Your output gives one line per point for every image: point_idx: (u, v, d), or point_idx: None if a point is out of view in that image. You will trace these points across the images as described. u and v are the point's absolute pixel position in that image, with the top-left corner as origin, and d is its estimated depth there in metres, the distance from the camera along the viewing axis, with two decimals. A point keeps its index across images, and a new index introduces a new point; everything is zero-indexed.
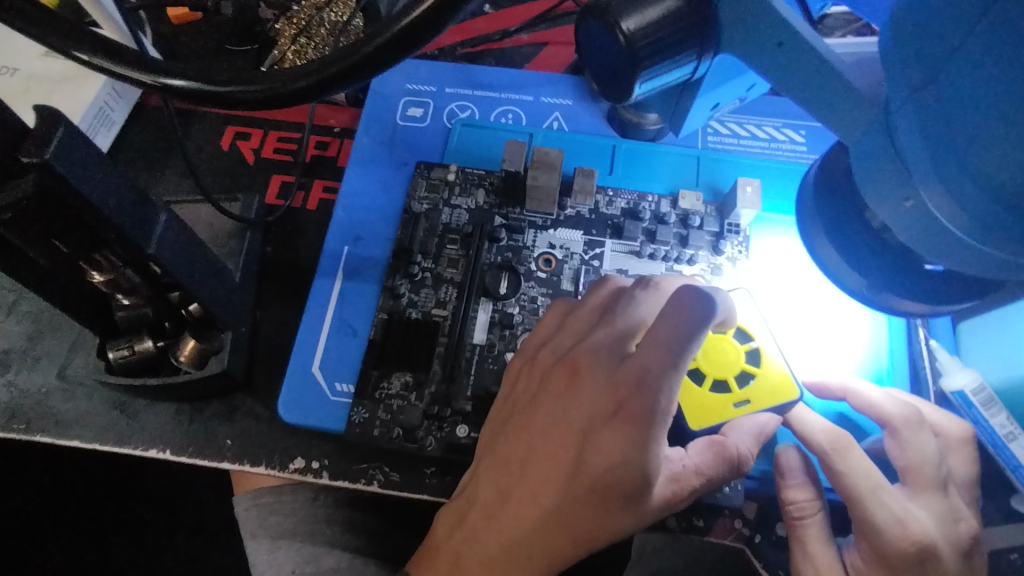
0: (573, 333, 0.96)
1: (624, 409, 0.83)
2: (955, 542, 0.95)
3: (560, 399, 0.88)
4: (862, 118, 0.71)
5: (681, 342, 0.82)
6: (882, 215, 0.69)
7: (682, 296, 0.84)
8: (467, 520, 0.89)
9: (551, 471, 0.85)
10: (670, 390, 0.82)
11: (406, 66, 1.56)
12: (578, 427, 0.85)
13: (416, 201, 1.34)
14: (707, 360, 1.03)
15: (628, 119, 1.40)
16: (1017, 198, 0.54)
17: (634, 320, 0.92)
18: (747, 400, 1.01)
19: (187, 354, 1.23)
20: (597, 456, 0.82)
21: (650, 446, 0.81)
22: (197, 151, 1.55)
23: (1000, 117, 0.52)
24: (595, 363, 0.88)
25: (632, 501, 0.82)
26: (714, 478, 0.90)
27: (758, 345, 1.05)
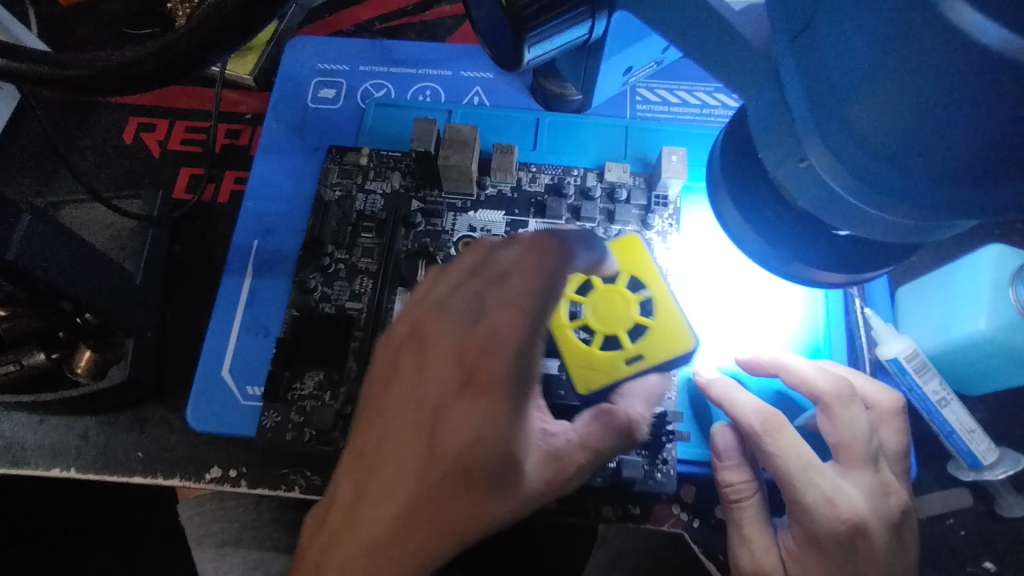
0: (435, 294, 0.82)
1: (474, 377, 0.75)
2: (884, 518, 0.92)
3: (410, 375, 0.79)
4: (755, 76, 0.65)
5: (532, 297, 0.76)
6: (780, 178, 0.63)
7: (537, 245, 0.77)
8: (328, 523, 0.79)
9: (406, 458, 0.76)
10: (523, 353, 0.75)
11: (317, 43, 1.48)
12: (427, 406, 0.77)
13: (328, 187, 1.25)
14: (596, 316, 1.02)
15: (549, 90, 1.32)
16: (898, 147, 0.50)
17: (496, 275, 0.79)
18: (640, 355, 1.00)
19: (84, 365, 1.12)
20: (453, 437, 0.75)
21: (512, 419, 0.75)
22: (95, 144, 1.44)
23: (884, 55, 0.47)
24: (440, 327, 0.79)
25: (498, 482, 0.75)
26: (604, 449, 0.85)
27: (651, 293, 1.03)
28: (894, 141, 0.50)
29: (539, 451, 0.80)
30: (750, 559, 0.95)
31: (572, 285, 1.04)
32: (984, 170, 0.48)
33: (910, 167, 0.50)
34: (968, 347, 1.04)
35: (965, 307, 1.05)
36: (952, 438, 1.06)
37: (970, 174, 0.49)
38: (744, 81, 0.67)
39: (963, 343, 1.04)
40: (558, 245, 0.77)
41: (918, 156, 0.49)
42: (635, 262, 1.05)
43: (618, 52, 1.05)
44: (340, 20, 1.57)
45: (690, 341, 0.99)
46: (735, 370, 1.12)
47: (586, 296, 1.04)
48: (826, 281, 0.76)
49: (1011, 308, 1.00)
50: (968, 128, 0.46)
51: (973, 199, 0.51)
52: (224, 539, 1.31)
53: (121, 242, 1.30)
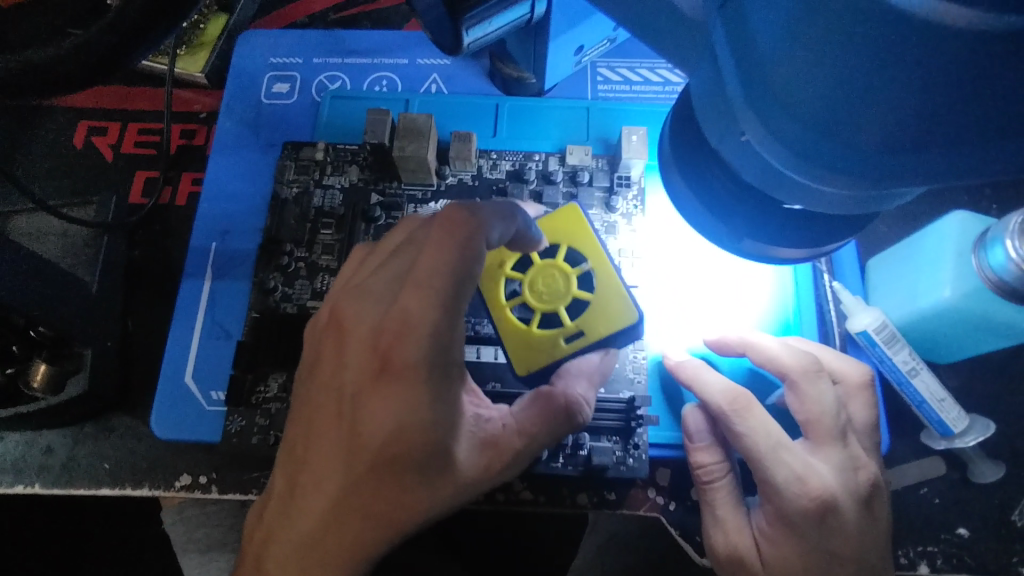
0: (357, 277, 0.83)
1: (388, 365, 0.72)
2: (856, 493, 0.90)
3: (331, 363, 0.77)
4: (693, 49, 0.63)
5: (443, 276, 0.72)
6: (724, 154, 0.61)
7: (448, 219, 0.74)
8: (264, 518, 0.80)
9: (329, 450, 0.75)
10: (433, 336, 0.71)
11: (269, 37, 1.44)
12: (346, 395, 0.75)
13: (285, 185, 1.22)
14: (533, 293, 1.00)
15: (507, 74, 1.29)
16: (833, 117, 0.48)
17: (412, 252, 0.77)
18: (579, 331, 0.97)
19: (39, 379, 1.10)
20: (372, 425, 0.72)
21: (430, 403, 0.72)
22: (45, 151, 1.40)
23: (812, 13, 0.45)
24: (358, 312, 0.76)
25: (426, 470, 0.73)
26: (539, 437, 0.81)
27: (591, 266, 1.01)
28: (827, 112, 0.48)
29: (471, 437, 0.78)
30: (724, 541, 0.94)
31: (507, 261, 1.02)
32: (920, 134, 0.46)
33: (847, 136, 0.49)
34: (936, 316, 1.03)
35: (932, 274, 1.03)
36: (923, 408, 1.06)
37: (908, 139, 0.47)
38: (686, 53, 0.64)
39: (931, 312, 1.03)
40: (467, 216, 0.74)
41: (853, 124, 0.48)
42: (568, 233, 1.03)
43: (563, 31, 1.05)
44: (294, 12, 1.54)
45: (638, 313, 0.97)
46: (704, 352, 1.10)
47: (524, 273, 1.01)
48: (786, 257, 0.74)
49: (975, 274, 0.97)
50: (899, 92, 0.44)
51: (914, 165, 0.49)
52: (208, 545, 1.29)
53: (76, 251, 1.27)
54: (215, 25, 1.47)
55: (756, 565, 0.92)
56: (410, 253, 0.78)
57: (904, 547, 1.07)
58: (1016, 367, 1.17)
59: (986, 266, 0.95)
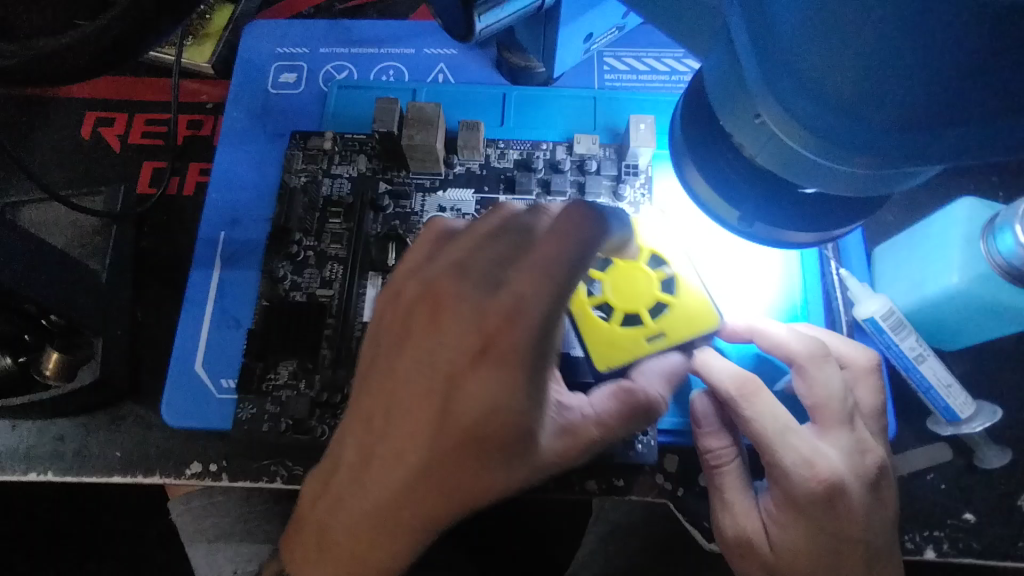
0: (447, 256, 0.79)
1: (491, 347, 0.73)
2: (864, 477, 0.90)
3: (424, 339, 0.76)
4: (704, 32, 0.64)
5: (563, 265, 0.72)
6: (738, 137, 0.61)
7: (570, 212, 0.72)
8: (332, 483, 0.80)
9: (420, 423, 0.75)
10: (545, 325, 0.72)
11: (275, 27, 1.44)
12: (441, 372, 0.75)
13: (293, 174, 1.23)
14: (616, 294, 1.02)
15: (514, 63, 1.29)
16: (848, 96, 0.48)
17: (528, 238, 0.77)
18: (661, 333, 0.99)
19: (52, 367, 1.09)
20: (466, 404, 0.73)
21: (528, 387, 0.73)
22: (53, 142, 1.40)
23: None
24: (458, 293, 0.76)
25: (509, 452, 0.74)
26: (617, 431, 0.83)
27: (672, 272, 1.03)
28: (843, 90, 0.48)
29: (552, 424, 0.79)
30: (732, 523, 0.95)
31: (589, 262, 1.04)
32: (936, 110, 0.47)
33: (862, 116, 0.49)
34: (944, 302, 1.04)
35: (939, 260, 1.04)
36: (930, 394, 1.07)
37: (924, 116, 0.47)
38: (697, 38, 0.65)
39: (938, 298, 1.04)
40: (588, 212, 0.72)
41: (866, 103, 0.48)
42: (649, 238, 1.05)
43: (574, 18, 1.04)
44: (300, 2, 1.54)
45: (721, 321, 1.00)
46: (711, 338, 1.11)
47: (606, 273, 1.03)
48: (797, 241, 0.75)
49: (983, 259, 0.98)
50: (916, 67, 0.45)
51: (928, 144, 0.49)
52: (217, 535, 1.29)
53: (85, 240, 1.27)
54: (221, 14, 1.48)
55: (763, 549, 0.93)
56: (520, 237, 0.77)
57: (910, 532, 1.08)
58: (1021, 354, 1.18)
59: (995, 252, 0.96)
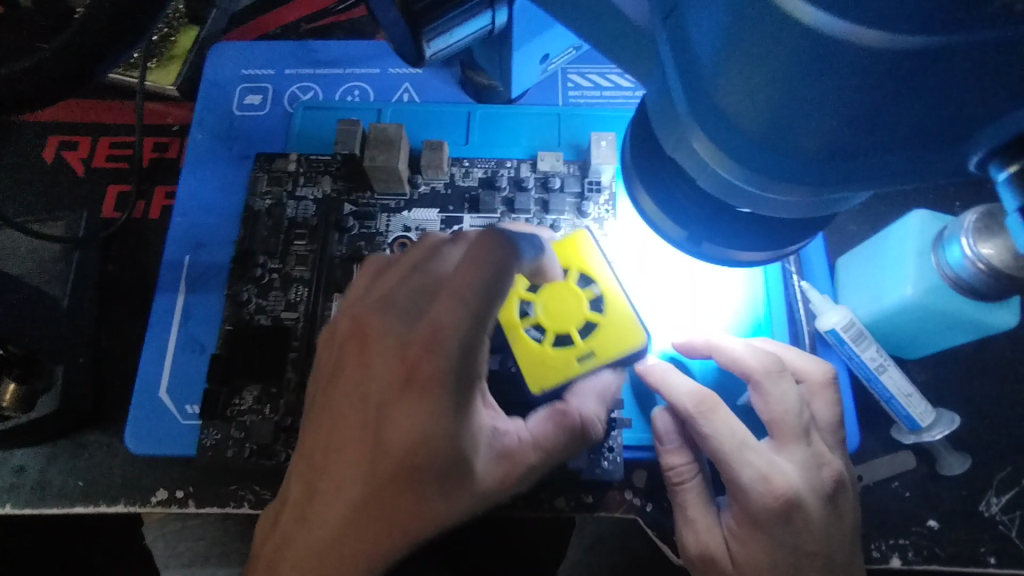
0: (376, 290, 0.81)
1: (414, 376, 0.72)
2: (820, 490, 0.91)
3: (354, 373, 0.77)
4: (642, 60, 0.64)
5: (476, 292, 0.72)
6: (678, 163, 0.62)
7: (481, 241, 0.73)
8: (279, 523, 0.80)
9: (353, 454, 0.76)
10: (462, 351, 0.72)
11: (240, 48, 1.44)
12: (372, 403, 0.76)
13: (258, 196, 1.22)
14: (547, 314, 1.00)
15: (479, 83, 1.30)
16: (771, 127, 0.49)
17: (439, 271, 0.79)
18: (591, 352, 0.98)
19: (5, 398, 1.08)
20: (395, 434, 0.73)
21: (450, 416, 0.72)
22: (16, 167, 1.39)
23: (736, 31, 0.46)
24: (383, 324, 0.77)
25: (448, 482, 0.74)
26: (554, 454, 0.83)
27: (601, 290, 1.02)
28: (767, 123, 0.49)
29: (488, 449, 0.79)
30: (695, 540, 0.96)
31: (521, 284, 1.02)
32: (855, 141, 0.48)
33: (788, 146, 0.50)
34: (902, 314, 1.05)
35: (895, 272, 1.05)
36: (891, 404, 1.08)
37: (846, 146, 0.48)
38: (638, 63, 0.65)
39: (896, 309, 1.05)
40: (501, 242, 0.73)
41: (789, 134, 0.49)
42: (580, 257, 1.03)
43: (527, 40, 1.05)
44: (266, 23, 1.54)
45: (649, 336, 0.99)
46: (674, 353, 1.11)
47: (538, 294, 1.02)
48: (749, 259, 0.76)
49: (935, 272, 0.99)
50: (829, 104, 0.45)
51: (855, 170, 0.50)
52: (191, 559, 1.29)
53: (46, 267, 1.26)
54: (186, 36, 1.46)
55: (726, 565, 0.94)
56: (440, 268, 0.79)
57: (875, 540, 1.09)
58: (980, 361, 1.20)
59: (945, 265, 0.98)
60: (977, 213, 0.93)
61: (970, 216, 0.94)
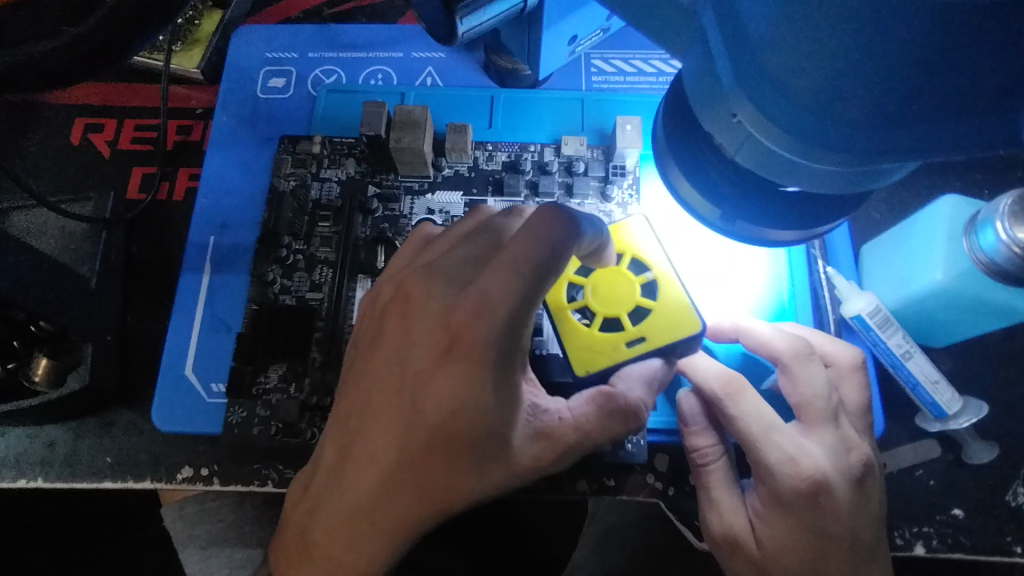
0: (424, 259, 0.80)
1: (456, 343, 0.71)
2: (848, 473, 0.91)
3: (396, 339, 0.76)
4: (682, 36, 0.64)
5: (532, 264, 0.70)
6: (718, 137, 0.62)
7: (544, 214, 0.71)
8: (313, 486, 0.81)
9: (390, 421, 0.75)
10: (509, 324, 0.70)
11: (264, 32, 1.44)
12: (409, 371, 0.75)
13: (282, 178, 1.23)
14: (598, 299, 1.01)
15: (502, 67, 1.29)
16: (821, 95, 0.49)
17: (498, 243, 0.78)
18: (641, 338, 0.98)
19: (40, 373, 1.11)
20: (432, 403, 0.73)
21: (489, 389, 0.72)
22: (42, 149, 1.40)
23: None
24: (429, 291, 0.75)
25: (482, 455, 0.74)
26: (594, 436, 0.80)
27: (655, 276, 1.02)
28: (819, 89, 0.49)
29: (527, 428, 0.78)
30: (719, 521, 0.96)
31: (572, 267, 1.03)
32: (905, 110, 0.48)
33: (837, 112, 0.50)
34: (930, 299, 1.04)
35: (924, 258, 1.04)
36: (917, 391, 1.07)
37: (897, 111, 0.48)
38: (678, 38, 0.65)
39: (925, 295, 1.04)
40: (563, 219, 0.71)
41: (839, 102, 0.49)
42: (632, 243, 1.04)
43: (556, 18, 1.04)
44: (289, 7, 1.54)
45: (703, 324, 0.97)
46: (699, 338, 1.11)
47: (587, 279, 1.02)
48: (779, 239, 0.76)
49: (966, 257, 0.98)
50: (885, 66, 0.45)
51: (903, 139, 0.50)
52: (210, 541, 1.29)
53: (74, 246, 1.28)
54: (210, 21, 1.48)
55: (750, 546, 0.94)
56: (496, 238, 0.78)
57: (899, 528, 1.08)
58: (1007, 351, 1.19)
59: (977, 249, 0.96)
60: (1011, 197, 0.91)
61: (1005, 200, 0.92)
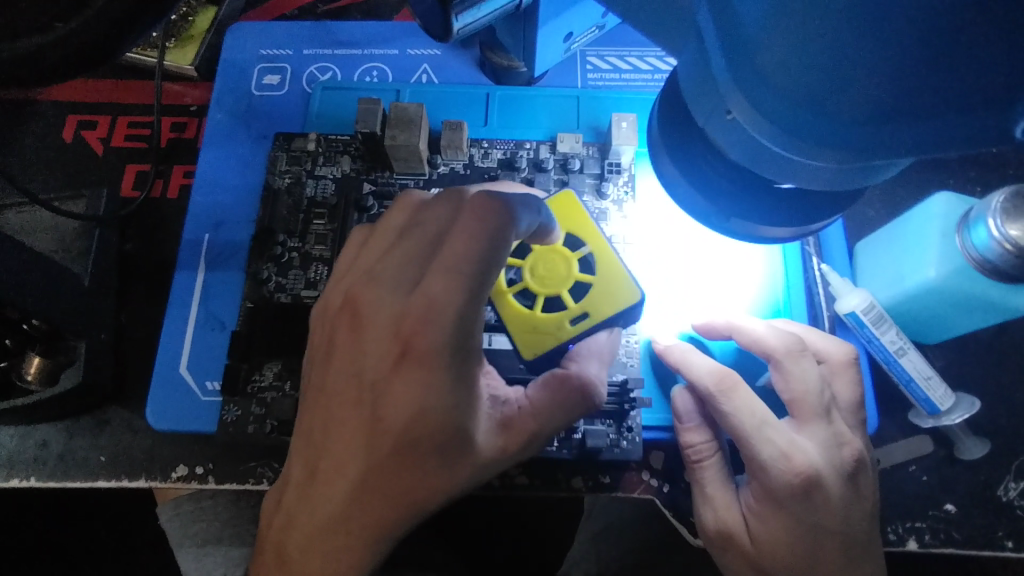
0: (364, 262, 0.80)
1: (409, 349, 0.71)
2: (840, 468, 0.92)
3: (349, 348, 0.76)
4: (676, 33, 0.65)
5: (472, 262, 0.70)
6: (712, 133, 0.62)
7: (478, 205, 0.71)
8: (283, 505, 0.81)
9: (348, 433, 0.75)
10: (458, 321, 0.70)
11: (259, 28, 1.44)
12: (366, 381, 0.74)
13: (277, 175, 1.22)
14: (535, 278, 0.97)
15: (497, 63, 1.30)
16: (818, 91, 0.50)
17: (429, 234, 0.76)
18: (585, 314, 0.96)
19: (32, 372, 1.12)
20: (392, 411, 0.72)
21: (448, 389, 0.71)
22: (35, 146, 1.39)
23: None
24: (375, 296, 0.74)
25: (471, 463, 0.74)
26: (552, 420, 0.81)
27: (591, 250, 0.99)
28: (813, 83, 0.49)
29: (488, 418, 0.78)
30: (713, 517, 0.96)
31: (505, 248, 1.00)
32: (899, 106, 0.48)
33: (829, 108, 0.50)
34: (922, 295, 1.05)
35: (917, 254, 1.05)
36: (910, 387, 1.08)
37: (889, 108, 0.49)
38: (672, 36, 0.66)
39: (918, 292, 1.05)
40: (499, 207, 0.72)
41: (833, 96, 0.49)
42: (569, 217, 1.01)
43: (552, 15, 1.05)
44: (284, 3, 1.54)
45: (640, 293, 0.96)
46: (693, 335, 1.11)
47: (524, 259, 0.99)
48: (773, 236, 0.76)
49: (959, 254, 0.99)
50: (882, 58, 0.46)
51: (896, 135, 0.51)
52: (205, 539, 1.29)
53: (69, 245, 1.27)
54: (204, 17, 1.47)
55: (744, 542, 0.94)
56: (434, 229, 0.76)
57: (892, 523, 1.09)
58: (998, 347, 1.20)
59: (970, 247, 0.97)
60: (1004, 194, 0.92)
61: (997, 196, 0.93)
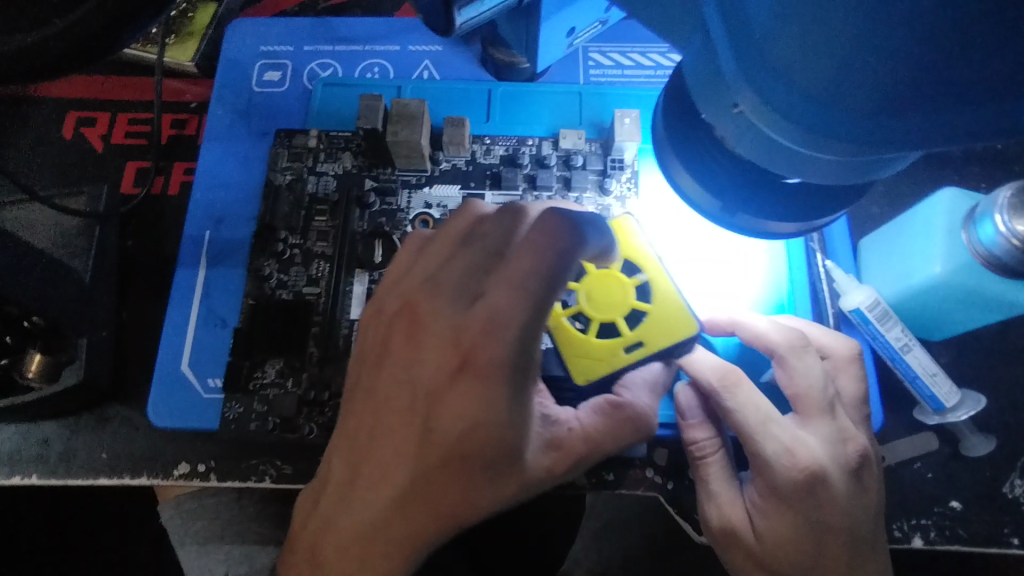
0: (424, 271, 0.79)
1: (469, 362, 0.71)
2: (845, 464, 0.91)
3: (403, 357, 0.75)
4: (681, 27, 0.64)
5: (537, 277, 0.71)
6: (719, 127, 0.62)
7: (545, 224, 0.72)
8: (322, 503, 0.80)
9: (402, 441, 0.74)
10: (520, 338, 0.70)
11: (260, 25, 1.43)
12: (420, 391, 0.74)
13: (278, 172, 1.22)
14: (590, 304, 0.99)
15: (499, 60, 1.29)
16: (825, 83, 0.49)
17: (497, 248, 0.76)
18: (638, 343, 0.96)
19: (33, 369, 1.11)
20: (446, 424, 0.72)
21: (505, 408, 0.71)
22: (35, 143, 1.38)
23: None
24: (437, 308, 0.75)
25: (497, 468, 0.73)
26: (605, 445, 0.81)
27: (648, 278, 1.00)
28: (820, 74, 0.49)
29: (539, 439, 0.78)
30: (717, 513, 0.96)
31: None
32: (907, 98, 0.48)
33: (840, 102, 0.49)
34: (928, 292, 1.04)
35: (922, 251, 1.04)
36: (916, 384, 1.07)
37: (898, 100, 0.48)
38: (676, 30, 0.65)
39: (924, 288, 1.04)
40: (564, 225, 0.72)
41: (840, 88, 0.49)
42: (628, 243, 1.03)
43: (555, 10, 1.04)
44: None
45: (700, 328, 0.97)
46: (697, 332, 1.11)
47: (581, 283, 1.00)
48: (780, 231, 0.75)
49: (965, 249, 0.99)
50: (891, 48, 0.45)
51: (907, 128, 0.50)
52: (207, 538, 1.28)
53: (66, 241, 1.24)
54: (204, 13, 1.46)
55: (749, 538, 0.94)
56: (499, 244, 0.76)
57: (897, 521, 1.09)
58: (1003, 344, 1.19)
59: (976, 243, 0.96)
60: (1009, 190, 0.92)
61: (1003, 192, 0.93)
